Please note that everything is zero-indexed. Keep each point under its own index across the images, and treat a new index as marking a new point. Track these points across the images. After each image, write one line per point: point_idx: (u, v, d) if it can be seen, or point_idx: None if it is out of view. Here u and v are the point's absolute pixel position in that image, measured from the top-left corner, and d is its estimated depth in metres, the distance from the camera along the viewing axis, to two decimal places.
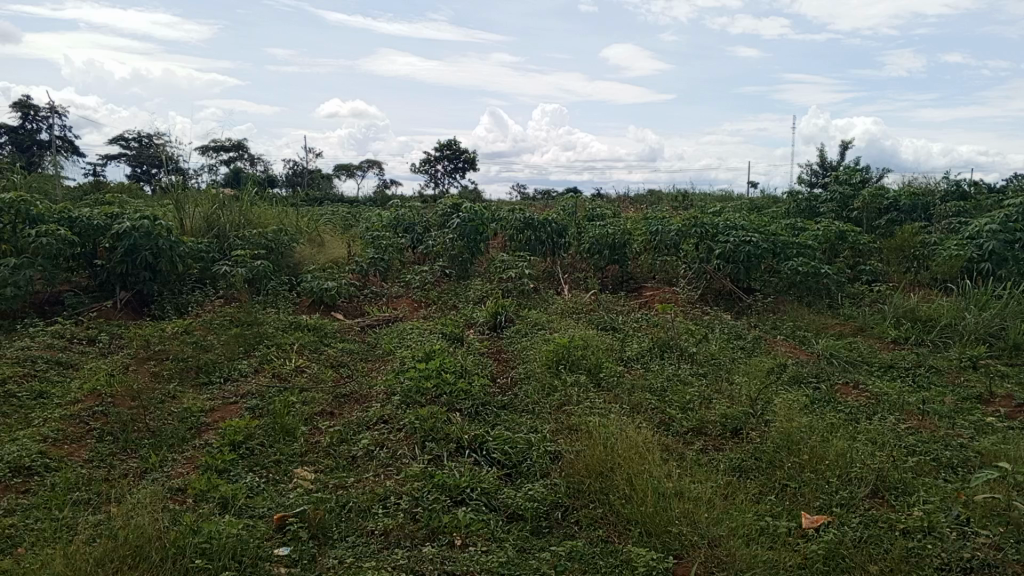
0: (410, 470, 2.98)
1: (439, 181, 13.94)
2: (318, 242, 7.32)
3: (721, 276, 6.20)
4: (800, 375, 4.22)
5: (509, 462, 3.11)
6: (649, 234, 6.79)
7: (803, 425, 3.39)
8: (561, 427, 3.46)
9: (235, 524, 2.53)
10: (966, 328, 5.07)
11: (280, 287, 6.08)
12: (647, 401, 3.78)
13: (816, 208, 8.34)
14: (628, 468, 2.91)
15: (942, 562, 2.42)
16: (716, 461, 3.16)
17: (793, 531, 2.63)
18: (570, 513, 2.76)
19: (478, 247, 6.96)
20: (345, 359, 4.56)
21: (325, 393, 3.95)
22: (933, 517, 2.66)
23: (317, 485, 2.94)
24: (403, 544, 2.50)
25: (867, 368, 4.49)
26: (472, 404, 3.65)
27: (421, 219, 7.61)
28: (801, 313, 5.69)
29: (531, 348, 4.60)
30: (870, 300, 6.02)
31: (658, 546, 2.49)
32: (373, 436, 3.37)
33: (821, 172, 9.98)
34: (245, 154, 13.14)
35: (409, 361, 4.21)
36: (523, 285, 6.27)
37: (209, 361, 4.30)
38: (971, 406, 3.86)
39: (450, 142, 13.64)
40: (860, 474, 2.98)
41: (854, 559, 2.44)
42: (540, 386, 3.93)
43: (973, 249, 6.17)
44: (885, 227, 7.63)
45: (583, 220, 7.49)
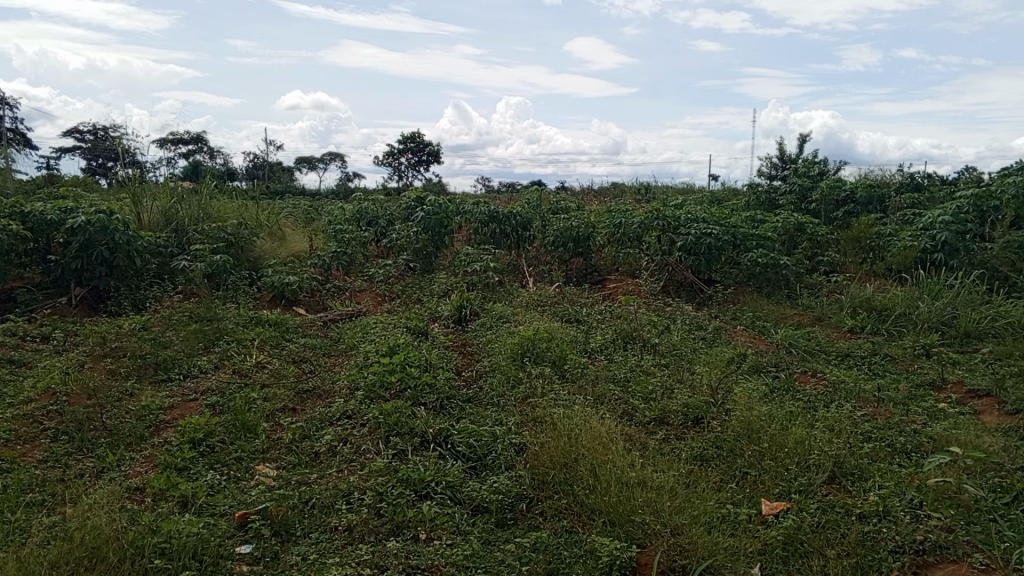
0: (374, 465, 2.96)
1: (403, 173, 13.84)
2: (280, 236, 7.23)
3: (683, 267, 6.27)
4: (759, 364, 4.29)
5: (474, 456, 3.11)
6: (613, 227, 6.84)
7: (763, 414, 3.45)
8: (526, 418, 3.47)
9: (195, 523, 2.49)
10: (919, 317, 5.20)
11: (241, 282, 5.99)
12: (611, 391, 3.81)
13: (775, 200, 8.49)
14: (592, 458, 2.93)
15: (896, 545, 2.48)
16: (678, 450, 3.20)
17: (753, 518, 2.69)
18: (535, 504, 2.78)
19: (443, 240, 6.94)
20: (308, 354, 4.51)
21: (287, 389, 3.91)
22: (888, 501, 2.73)
23: (279, 481, 2.91)
24: (367, 540, 2.49)
25: (825, 357, 4.58)
26: (437, 397, 3.64)
27: (385, 213, 7.56)
28: (761, 304, 5.78)
29: (496, 341, 4.61)
30: (828, 291, 6.13)
31: (622, 536, 2.51)
32: (336, 431, 3.34)
33: (780, 164, 10.15)
34: (205, 147, 12.90)
35: (372, 356, 4.19)
36: (488, 278, 6.26)
37: (168, 357, 4.22)
38: (924, 393, 3.97)
39: (414, 134, 13.56)
40: (818, 461, 3.04)
41: (812, 544, 2.50)
42: (506, 378, 3.94)
43: (926, 240, 6.31)
44: (842, 218, 7.78)
45: (547, 213, 7.50)
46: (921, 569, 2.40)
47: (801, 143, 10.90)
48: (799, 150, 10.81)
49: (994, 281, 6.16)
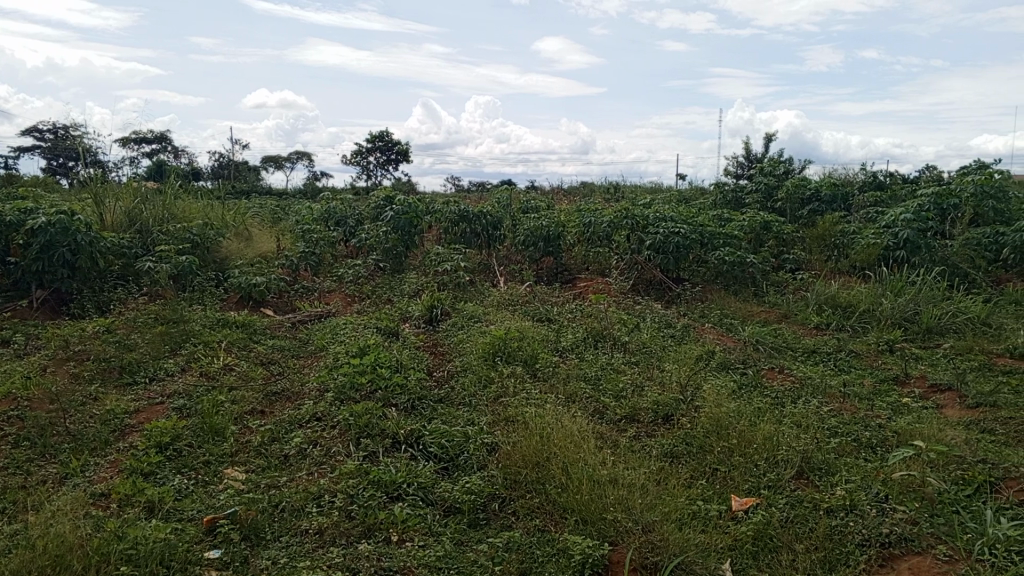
0: (345, 467, 2.94)
1: (372, 172, 13.76)
2: (246, 236, 7.14)
3: (652, 266, 6.32)
4: (727, 361, 4.34)
5: (446, 456, 3.10)
6: (583, 226, 6.86)
7: (732, 410, 3.49)
8: (497, 418, 3.47)
9: (162, 529, 2.45)
10: (883, 313, 5.29)
11: (207, 283, 5.91)
12: (582, 390, 3.82)
13: (742, 199, 8.61)
14: (564, 457, 2.94)
15: (863, 538, 2.52)
16: (649, 448, 3.22)
17: (723, 514, 2.72)
18: (507, 504, 2.78)
19: (413, 240, 6.92)
20: (276, 356, 4.46)
21: (256, 391, 3.87)
22: (854, 495, 2.78)
23: (248, 485, 2.88)
24: (338, 543, 2.47)
25: (791, 353, 4.65)
26: (408, 398, 3.62)
27: (353, 212, 7.50)
28: (729, 301, 5.84)
29: (467, 340, 4.60)
30: (794, 288, 6.22)
31: (594, 534, 2.52)
32: (306, 434, 3.31)
33: (746, 164, 10.28)
34: (169, 146, 12.70)
35: (342, 357, 4.15)
36: (459, 277, 6.24)
37: (133, 360, 4.15)
38: (888, 388, 4.05)
39: (382, 133, 13.47)
40: (786, 457, 3.08)
41: (781, 539, 2.54)
42: (477, 378, 3.94)
43: (889, 238, 6.42)
44: (807, 217, 7.89)
45: (517, 212, 7.50)
46: (887, 561, 2.45)
47: (767, 143, 11.04)
48: (764, 149, 10.95)
49: (955, 277, 6.30)
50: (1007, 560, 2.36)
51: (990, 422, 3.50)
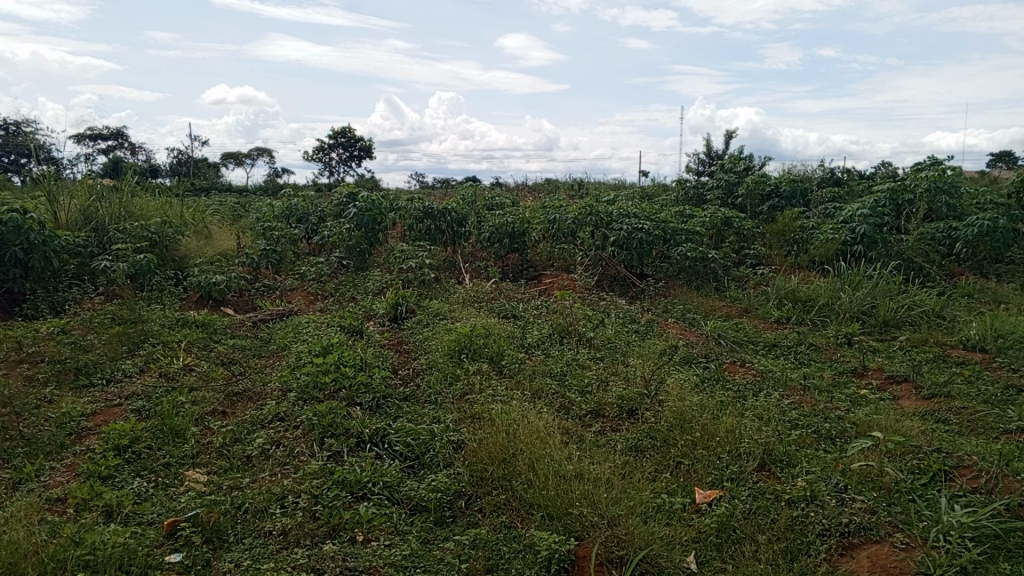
0: (309, 468, 2.90)
1: (335, 169, 13.62)
2: (206, 234, 7.02)
3: (616, 262, 6.36)
4: (690, 356, 4.39)
5: (412, 454, 3.09)
6: (547, 223, 6.87)
7: (695, 404, 3.52)
8: (463, 415, 3.46)
9: (121, 533, 2.39)
10: (841, 307, 5.40)
11: (166, 282, 5.79)
12: (548, 386, 3.83)
13: (703, 195, 8.72)
14: (530, 453, 2.95)
15: (824, 528, 2.57)
16: (614, 442, 3.25)
17: (687, 507, 2.75)
18: (473, 501, 2.77)
19: (376, 237, 6.87)
20: (237, 356, 4.39)
21: (216, 392, 3.80)
22: (815, 486, 2.83)
23: (210, 487, 2.83)
24: (302, 544, 2.44)
25: (753, 347, 4.71)
26: (373, 397, 3.59)
27: (316, 210, 7.42)
28: (692, 297, 5.90)
29: (432, 338, 4.58)
30: (754, 283, 6.31)
31: (560, 529, 2.53)
32: (269, 434, 3.26)
33: (708, 160, 10.40)
34: (125, 142, 12.43)
35: (305, 356, 4.10)
36: (423, 275, 6.21)
37: (89, 362, 4.05)
38: (846, 380, 4.14)
39: (345, 128, 13.34)
40: (748, 449, 3.12)
41: (744, 530, 2.57)
42: (443, 376, 3.92)
43: (847, 232, 6.55)
44: (767, 213, 8.02)
45: (482, 209, 7.48)
46: (847, 550, 2.50)
47: (728, 140, 11.18)
48: (725, 146, 11.08)
49: (910, 271, 6.45)
50: (961, 546, 2.42)
51: (944, 412, 3.59)
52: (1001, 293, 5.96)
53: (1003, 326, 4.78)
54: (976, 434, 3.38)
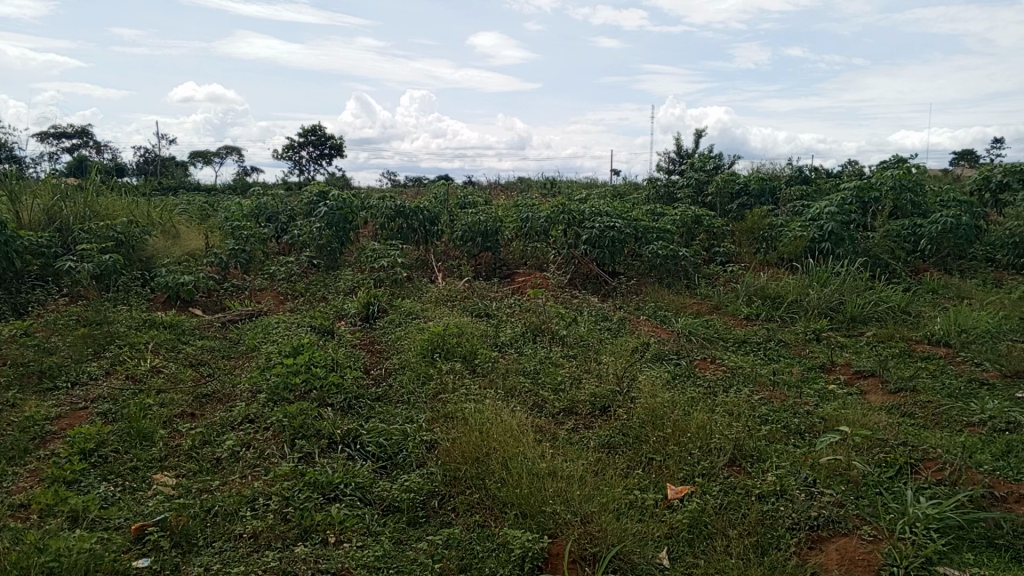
0: (279, 470, 2.88)
1: (305, 167, 13.49)
2: (173, 234, 6.92)
3: (588, 260, 6.38)
4: (662, 353, 4.42)
5: (384, 455, 3.07)
6: (520, 221, 6.88)
7: (666, 401, 3.55)
8: (437, 415, 3.45)
9: (88, 539, 2.35)
10: (809, 303, 5.47)
11: (132, 283, 5.70)
12: (521, 384, 3.83)
13: (674, 194, 8.79)
14: (503, 452, 2.95)
15: (794, 522, 2.60)
16: (587, 439, 3.26)
17: (659, 503, 2.77)
18: (447, 500, 2.76)
19: (347, 235, 6.82)
20: (206, 357, 4.34)
21: (185, 393, 3.75)
22: (785, 480, 2.86)
23: (179, 490, 2.79)
24: (274, 546, 2.42)
25: (723, 344, 4.76)
26: (345, 398, 3.57)
27: (285, 209, 7.35)
28: (663, 294, 5.94)
29: (405, 337, 4.56)
30: (724, 281, 6.37)
31: (533, 527, 2.53)
32: (239, 436, 3.23)
33: (678, 159, 10.48)
34: (91, 140, 12.21)
35: (275, 357, 4.06)
36: (396, 274, 6.17)
37: (53, 365, 3.97)
38: (815, 375, 4.20)
39: (315, 126, 13.22)
40: (719, 444, 3.15)
41: (715, 525, 2.60)
42: (416, 375, 3.91)
43: (814, 230, 6.64)
44: (736, 211, 8.10)
45: (455, 208, 7.46)
46: (816, 544, 2.53)
47: (698, 138, 11.27)
48: (695, 145, 11.16)
49: (876, 268, 6.56)
50: (926, 538, 2.47)
51: (910, 406, 3.66)
52: (964, 289, 6.09)
53: (966, 322, 4.88)
54: (940, 427, 3.45)
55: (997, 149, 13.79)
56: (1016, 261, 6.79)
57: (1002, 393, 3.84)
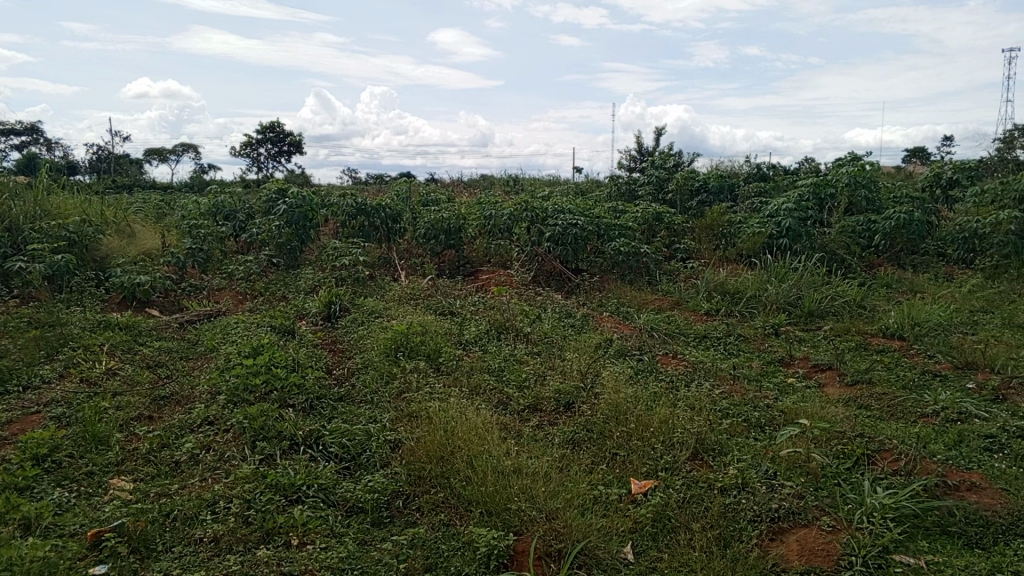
0: (240, 472, 2.83)
1: (263, 165, 13.30)
2: (128, 233, 6.76)
3: (552, 257, 6.40)
4: (625, 349, 4.44)
5: (348, 456, 3.04)
6: (483, 218, 6.87)
7: (630, 396, 3.58)
8: (401, 414, 3.43)
9: (41, 547, 2.28)
10: (768, 298, 5.56)
11: (86, 283, 5.56)
12: (486, 381, 3.83)
13: (635, 191, 8.88)
14: (467, 450, 2.94)
15: (755, 514, 2.64)
16: (552, 436, 3.27)
17: (623, 497, 2.79)
18: (411, 500, 2.75)
19: (307, 233, 6.73)
20: (163, 358, 4.25)
21: (141, 396, 3.67)
22: (746, 473, 2.90)
23: (136, 495, 2.72)
24: (235, 550, 2.38)
25: (684, 339, 4.82)
26: (306, 398, 3.53)
27: (244, 207, 7.24)
28: (625, 291, 5.99)
29: (368, 336, 4.52)
30: (685, 276, 6.44)
31: (499, 524, 2.53)
32: (198, 439, 3.17)
33: (639, 157, 10.58)
34: (41, 138, 11.89)
35: (235, 358, 3.98)
36: (358, 272, 6.12)
37: (3, 368, 3.85)
38: (774, 369, 4.27)
39: (273, 123, 13.04)
40: (681, 438, 3.18)
41: (678, 519, 2.63)
42: (379, 374, 3.88)
43: (773, 226, 6.75)
44: (696, 208, 8.19)
45: (417, 205, 7.41)
46: (777, 535, 2.57)
47: (658, 136, 11.37)
48: (655, 143, 11.26)
49: (832, 263, 6.69)
50: (883, 527, 2.53)
51: (866, 398, 3.74)
52: (916, 283, 6.25)
53: (919, 315, 5.01)
54: (896, 419, 3.53)
55: (946, 147, 14.16)
56: (966, 255, 6.98)
57: (953, 384, 3.95)
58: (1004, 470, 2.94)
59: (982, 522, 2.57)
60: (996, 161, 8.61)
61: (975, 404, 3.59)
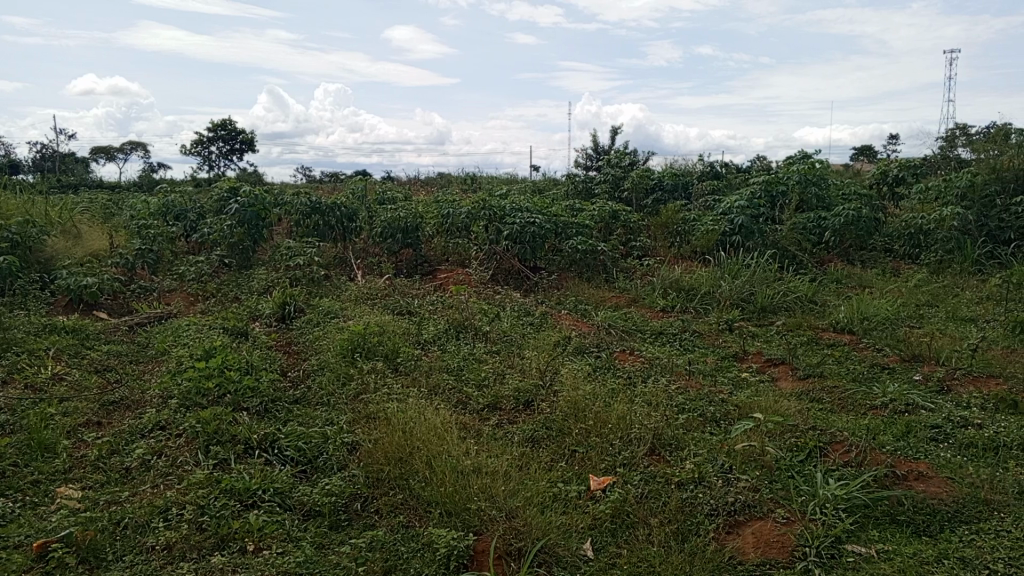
0: (194, 477, 2.77)
1: (214, 163, 13.05)
2: (74, 233, 6.57)
3: (510, 256, 6.40)
4: (583, 346, 4.47)
5: (304, 459, 3.00)
6: (441, 217, 6.84)
7: (588, 393, 3.60)
8: (358, 416, 3.39)
9: None
10: (722, 295, 5.64)
11: (29, 286, 5.38)
12: (444, 381, 3.82)
13: (591, 189, 8.95)
14: (427, 451, 2.92)
15: (712, 508, 2.68)
16: (511, 434, 3.27)
17: (582, 494, 2.80)
18: (370, 502, 2.72)
19: (260, 232, 6.61)
20: (112, 362, 4.14)
21: (89, 401, 3.57)
22: (702, 468, 2.94)
23: (85, 503, 2.65)
24: (189, 557, 2.33)
25: (641, 335, 4.87)
26: (261, 402, 3.47)
27: (195, 206, 7.09)
28: (583, 288, 6.02)
29: (323, 338, 4.47)
30: (642, 273, 6.50)
31: (458, 524, 2.52)
32: (149, 444, 3.09)
33: (595, 155, 10.65)
34: None
35: (187, 361, 3.89)
36: (313, 272, 6.04)
37: None
38: (728, 364, 4.33)
39: (225, 120, 12.77)
40: (639, 434, 3.21)
41: (637, 514, 2.65)
42: (335, 376, 3.84)
43: (726, 223, 6.87)
44: (651, 206, 8.28)
45: (373, 203, 7.35)
46: (733, 528, 2.61)
47: (614, 135, 11.46)
48: (611, 141, 11.34)
49: (784, 259, 6.82)
50: (835, 518, 2.59)
51: (818, 392, 3.83)
52: (865, 278, 6.41)
53: (868, 309, 5.14)
54: (846, 411, 3.62)
55: (893, 146, 14.53)
56: (912, 250, 7.19)
57: (901, 376, 4.06)
58: (950, 460, 3.03)
59: (930, 511, 2.65)
60: (939, 159, 8.89)
61: (921, 396, 3.70)
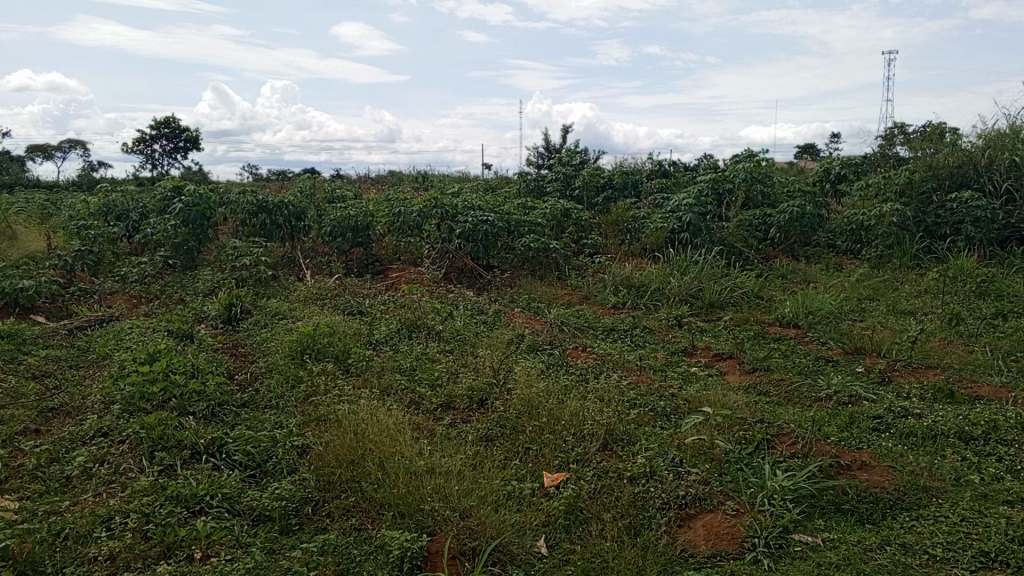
0: (138, 485, 2.70)
1: (158, 162, 12.72)
2: (9, 235, 6.33)
3: (462, 254, 6.38)
4: (536, 343, 4.48)
5: (253, 463, 2.94)
6: (392, 216, 6.78)
7: (541, 390, 3.61)
8: (308, 418, 3.34)
9: None
10: (672, 291, 5.72)
11: None
12: (397, 382, 3.78)
13: (543, 187, 8.98)
14: (379, 452, 2.90)
15: (664, 501, 2.71)
16: (465, 433, 3.26)
17: (536, 492, 2.81)
18: (321, 506, 2.69)
19: (206, 233, 6.46)
20: (50, 368, 4.00)
21: (26, 409, 3.44)
22: (653, 462, 2.98)
23: (22, 514, 2.55)
24: (133, 567, 2.27)
25: (593, 332, 4.90)
26: (207, 405, 3.39)
27: (137, 206, 6.89)
28: (535, 286, 6.04)
29: (272, 339, 4.39)
30: (593, 270, 6.55)
31: (411, 525, 2.50)
32: (90, 452, 3.00)
33: (547, 154, 10.69)
34: None
35: (130, 365, 3.78)
36: (260, 273, 5.93)
37: None
38: (678, 359, 4.40)
39: (168, 118, 12.47)
40: (592, 430, 3.23)
41: (589, 510, 2.67)
42: (285, 378, 3.77)
43: (674, 221, 6.97)
44: (602, 204, 8.35)
45: (322, 202, 7.25)
46: (684, 521, 2.65)
47: (564, 134, 11.53)
48: (562, 140, 11.41)
49: (732, 255, 6.94)
50: (783, 508, 2.65)
51: (765, 385, 3.90)
52: (810, 273, 6.57)
53: (812, 304, 5.27)
54: (793, 404, 3.70)
55: (835, 142, 14.97)
56: (853, 245, 7.40)
57: (845, 368, 4.18)
58: (891, 449, 3.13)
59: (872, 499, 2.73)
60: (878, 157, 9.16)
61: (864, 387, 3.81)
